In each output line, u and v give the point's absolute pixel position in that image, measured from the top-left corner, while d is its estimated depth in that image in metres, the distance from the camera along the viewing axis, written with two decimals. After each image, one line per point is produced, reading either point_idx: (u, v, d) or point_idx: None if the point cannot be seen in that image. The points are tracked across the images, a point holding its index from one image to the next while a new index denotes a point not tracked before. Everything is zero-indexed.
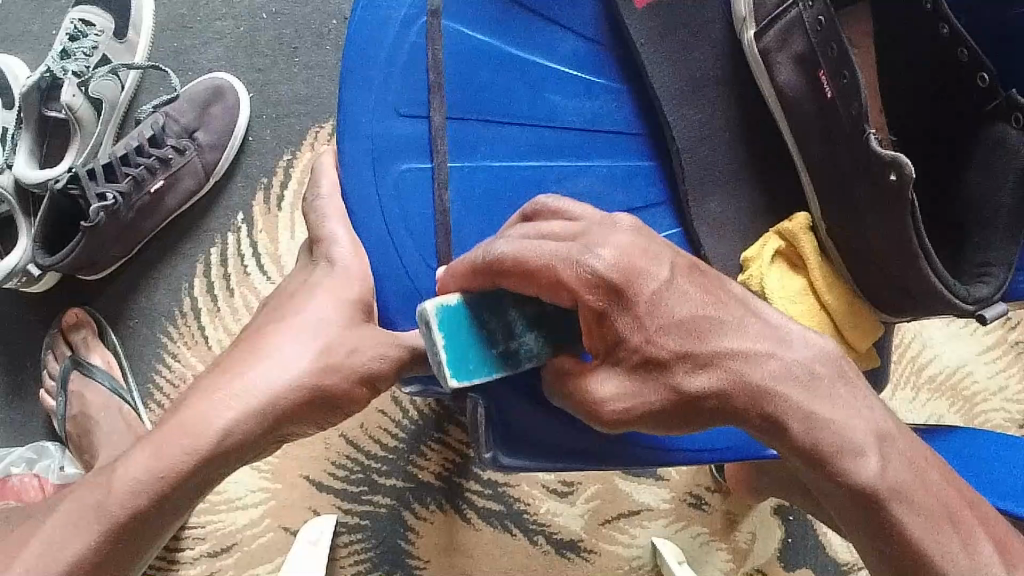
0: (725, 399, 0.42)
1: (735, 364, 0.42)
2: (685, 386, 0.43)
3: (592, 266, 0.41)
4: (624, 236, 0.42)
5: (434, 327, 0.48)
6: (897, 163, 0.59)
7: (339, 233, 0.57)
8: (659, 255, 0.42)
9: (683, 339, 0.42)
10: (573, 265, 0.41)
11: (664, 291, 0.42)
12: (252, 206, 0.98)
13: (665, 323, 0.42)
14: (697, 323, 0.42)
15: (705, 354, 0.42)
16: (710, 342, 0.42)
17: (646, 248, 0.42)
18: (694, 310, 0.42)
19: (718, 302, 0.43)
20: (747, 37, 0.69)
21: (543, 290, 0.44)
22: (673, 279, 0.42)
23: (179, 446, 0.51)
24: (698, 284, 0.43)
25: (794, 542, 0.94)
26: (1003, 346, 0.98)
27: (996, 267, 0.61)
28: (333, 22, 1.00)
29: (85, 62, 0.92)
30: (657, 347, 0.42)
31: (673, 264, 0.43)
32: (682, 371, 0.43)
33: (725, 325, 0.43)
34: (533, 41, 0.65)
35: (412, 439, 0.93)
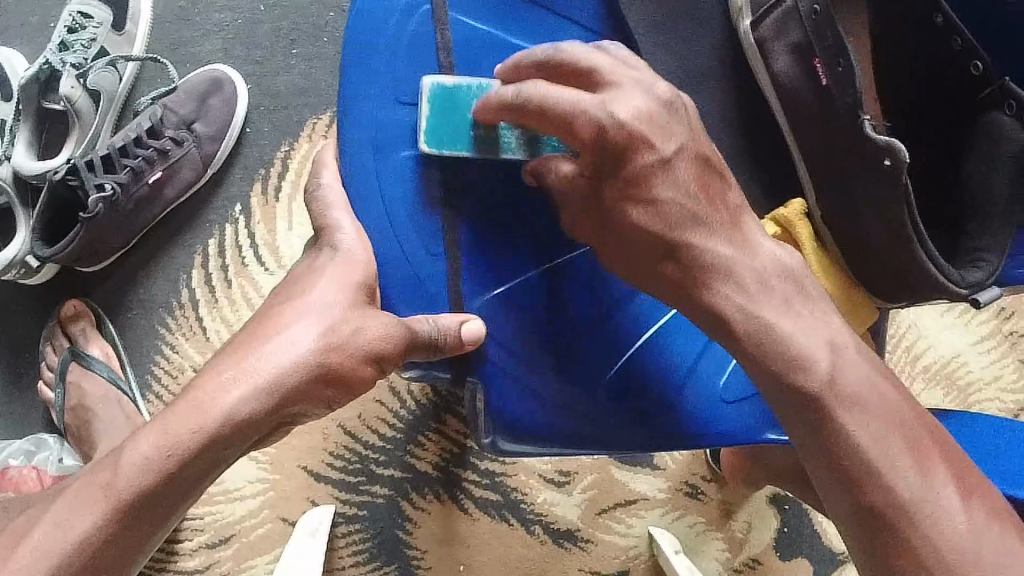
0: (677, 283, 0.51)
1: (693, 257, 0.51)
2: (654, 261, 0.52)
3: (604, 119, 0.50)
4: (642, 100, 0.51)
5: (426, 99, 0.59)
6: (892, 148, 0.59)
7: (344, 221, 0.58)
8: (673, 133, 0.51)
9: (659, 218, 0.51)
10: (588, 116, 0.50)
11: (657, 169, 0.51)
12: (250, 197, 0.98)
13: (647, 203, 0.52)
14: (671, 212, 0.51)
15: (672, 242, 0.51)
16: (682, 235, 0.51)
17: (661, 117, 0.51)
18: (680, 200, 0.51)
19: (708, 203, 0.51)
20: (744, 24, 0.72)
21: (553, 131, 0.52)
22: (674, 158, 0.51)
23: (186, 424, 0.51)
24: (692, 171, 0.52)
25: (789, 531, 0.95)
26: (997, 337, 0.99)
27: (990, 253, 0.60)
28: (331, 14, 1.00)
29: (84, 53, 0.93)
30: (638, 215, 0.52)
31: (681, 146, 0.52)
32: (651, 249, 0.52)
33: (704, 223, 0.51)
34: (534, 31, 0.65)
35: (409, 429, 0.93)
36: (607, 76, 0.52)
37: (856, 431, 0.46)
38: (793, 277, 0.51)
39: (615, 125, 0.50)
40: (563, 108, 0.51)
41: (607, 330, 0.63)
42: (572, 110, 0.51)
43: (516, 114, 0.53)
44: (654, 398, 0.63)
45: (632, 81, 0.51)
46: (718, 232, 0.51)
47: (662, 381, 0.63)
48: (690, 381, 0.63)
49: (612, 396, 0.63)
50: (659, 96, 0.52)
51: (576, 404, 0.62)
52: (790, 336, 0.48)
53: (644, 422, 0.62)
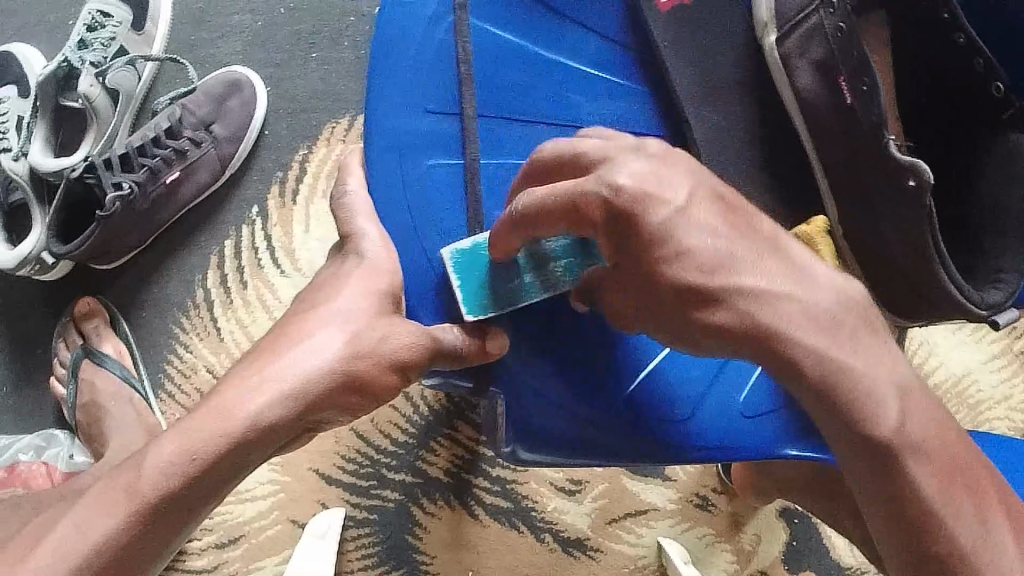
0: (738, 335, 0.46)
1: (743, 304, 0.45)
2: (695, 313, 0.46)
3: (605, 191, 0.45)
4: (639, 161, 0.46)
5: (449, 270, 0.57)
6: (916, 169, 0.60)
7: (368, 228, 0.58)
8: (679, 180, 0.46)
9: (699, 273, 0.45)
10: (591, 193, 0.45)
11: (677, 219, 0.45)
12: (266, 199, 0.98)
13: (681, 255, 0.45)
14: (708, 259, 0.45)
15: (710, 291, 0.45)
16: (723, 280, 0.45)
17: (662, 173, 0.46)
18: (713, 243, 0.45)
19: (743, 237, 0.46)
20: (769, 42, 0.68)
21: (563, 224, 0.48)
22: (689, 206, 0.46)
23: (211, 429, 0.51)
24: (715, 210, 0.46)
25: (797, 544, 0.95)
26: (1009, 355, 0.99)
27: (1008, 274, 0.61)
28: (352, 19, 1.01)
29: (103, 52, 0.95)
30: (676, 276, 0.45)
31: (693, 190, 0.46)
32: (691, 301, 0.46)
33: (741, 262, 0.46)
34: (554, 40, 0.65)
35: (422, 434, 0.93)
36: (596, 154, 0.47)
37: (887, 456, 0.46)
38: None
39: (618, 194, 0.45)
40: (560, 194, 0.46)
41: (625, 345, 0.63)
42: (570, 196, 0.46)
43: (528, 223, 0.49)
44: (671, 411, 0.63)
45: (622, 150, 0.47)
46: (756, 266, 0.46)
47: (679, 394, 0.64)
48: (708, 397, 0.64)
49: (629, 409, 0.63)
50: (651, 153, 0.47)
51: (593, 417, 0.62)
52: (846, 367, 0.46)
53: (661, 436, 0.63)
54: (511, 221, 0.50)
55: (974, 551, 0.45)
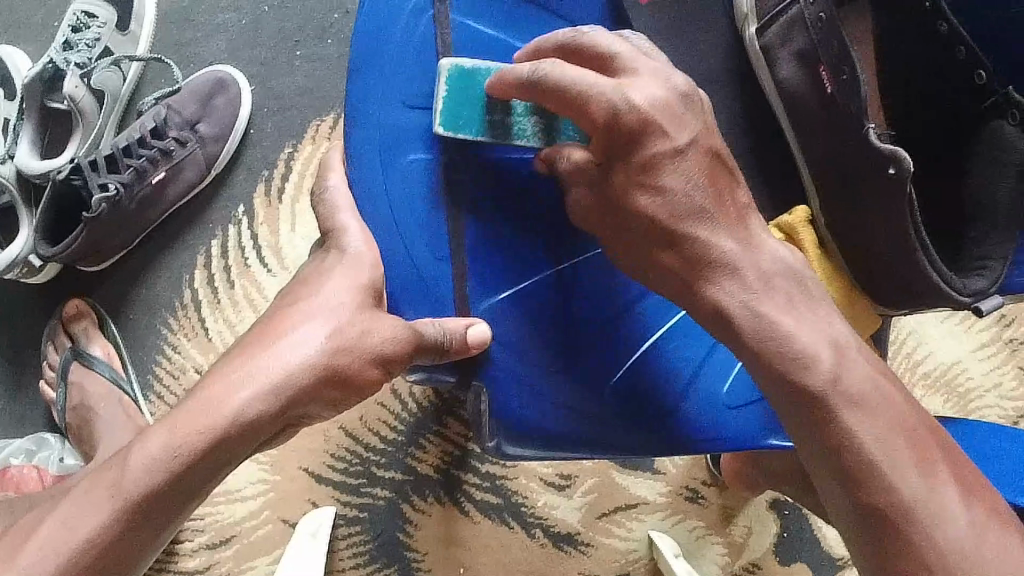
0: (681, 277, 0.52)
1: (695, 247, 0.51)
2: (654, 250, 0.53)
3: (620, 103, 0.49)
4: (656, 88, 0.51)
5: (443, 80, 0.58)
6: (897, 158, 0.60)
7: (350, 223, 0.58)
8: (685, 124, 0.51)
9: (666, 209, 0.51)
10: (604, 99, 0.49)
11: (668, 157, 0.51)
12: (253, 197, 0.98)
13: (654, 190, 0.51)
14: (679, 203, 0.51)
15: (674, 232, 0.51)
16: (685, 225, 0.51)
17: (677, 107, 0.51)
18: (686, 190, 0.51)
19: (716, 199, 0.52)
20: (749, 31, 0.71)
21: (564, 112, 0.51)
22: (685, 149, 0.51)
23: (193, 425, 0.51)
24: (701, 164, 0.52)
25: (789, 536, 0.95)
26: (998, 344, 0.99)
27: (994, 261, 0.60)
28: (336, 15, 1.00)
29: (88, 53, 0.94)
30: (640, 202, 0.52)
31: (693, 138, 0.52)
32: (652, 237, 0.52)
33: (710, 217, 0.51)
34: (537, 36, 0.66)
35: (411, 432, 0.93)
36: (627, 62, 0.51)
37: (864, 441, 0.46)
38: (795, 281, 0.51)
39: (630, 110, 0.50)
40: (579, 88, 0.49)
41: (618, 332, 0.65)
42: (587, 92, 0.49)
43: (531, 96, 0.51)
44: (661, 403, 0.64)
45: (649, 72, 0.51)
46: (718, 224, 0.52)
47: (669, 384, 0.64)
48: (697, 387, 0.65)
49: (619, 396, 0.64)
50: (674, 87, 0.51)
51: (584, 407, 0.62)
52: (791, 336, 0.49)
53: (649, 425, 0.63)
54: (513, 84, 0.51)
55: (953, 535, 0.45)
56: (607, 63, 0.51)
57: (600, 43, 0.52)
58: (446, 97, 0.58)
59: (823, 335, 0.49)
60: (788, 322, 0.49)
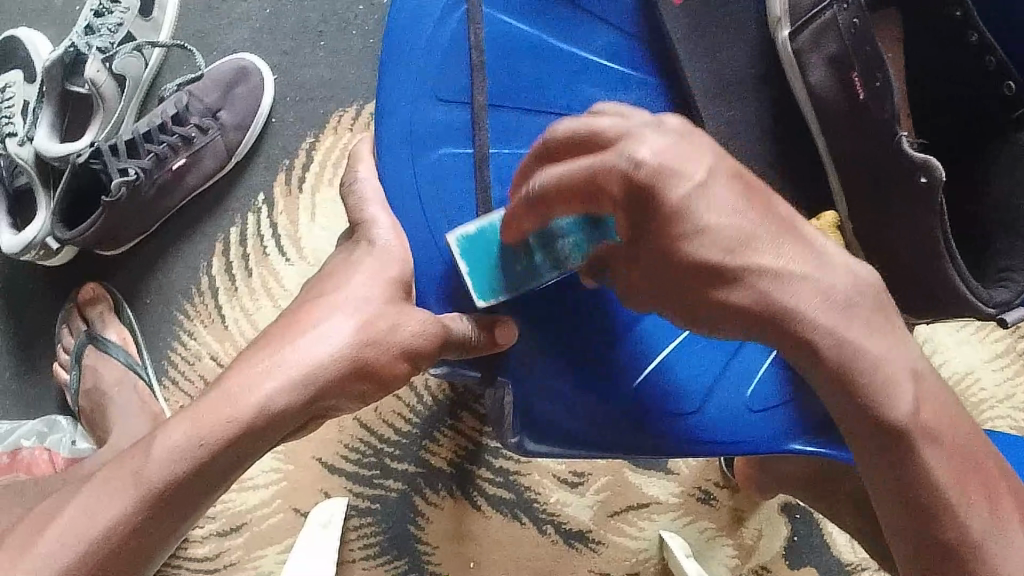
0: (756, 318, 0.44)
1: (764, 283, 0.43)
2: (716, 294, 0.44)
3: (627, 166, 0.41)
4: (659, 135, 0.42)
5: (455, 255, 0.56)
6: (928, 166, 0.60)
7: (380, 216, 0.57)
8: (697, 156, 0.42)
9: (722, 252, 0.43)
10: (613, 169, 0.42)
11: (695, 199, 0.42)
12: (273, 186, 0.98)
13: (699, 236, 0.42)
14: (730, 238, 0.43)
15: (735, 270, 0.43)
16: (745, 258, 0.43)
17: (683, 144, 0.42)
18: (732, 221, 0.42)
19: (762, 211, 0.43)
20: (781, 36, 0.69)
21: (586, 203, 0.45)
22: (709, 181, 0.42)
23: (219, 414, 0.51)
24: (733, 188, 0.43)
25: (799, 540, 0.95)
26: (1013, 355, 0.99)
27: (1017, 273, 0.61)
28: (360, 7, 1.00)
29: (110, 38, 0.94)
30: (695, 252, 0.43)
31: (712, 166, 0.42)
32: (707, 282, 0.44)
33: (762, 240, 0.43)
34: (567, 32, 0.65)
35: (425, 425, 0.93)
36: (615, 121, 0.43)
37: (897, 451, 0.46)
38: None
39: (642, 171, 0.41)
40: (587, 171, 0.43)
41: (631, 339, 0.63)
42: (591, 171, 0.43)
43: (551, 203, 0.46)
44: (676, 406, 0.63)
45: (641, 123, 0.43)
46: (770, 243, 0.44)
47: (683, 389, 0.64)
48: (714, 392, 0.64)
49: (635, 401, 0.63)
50: (672, 128, 0.43)
51: (603, 411, 0.62)
52: (861, 350, 0.44)
53: (669, 431, 0.63)
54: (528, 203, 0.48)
55: (984, 544, 0.45)
56: (593, 133, 0.43)
57: (581, 119, 0.44)
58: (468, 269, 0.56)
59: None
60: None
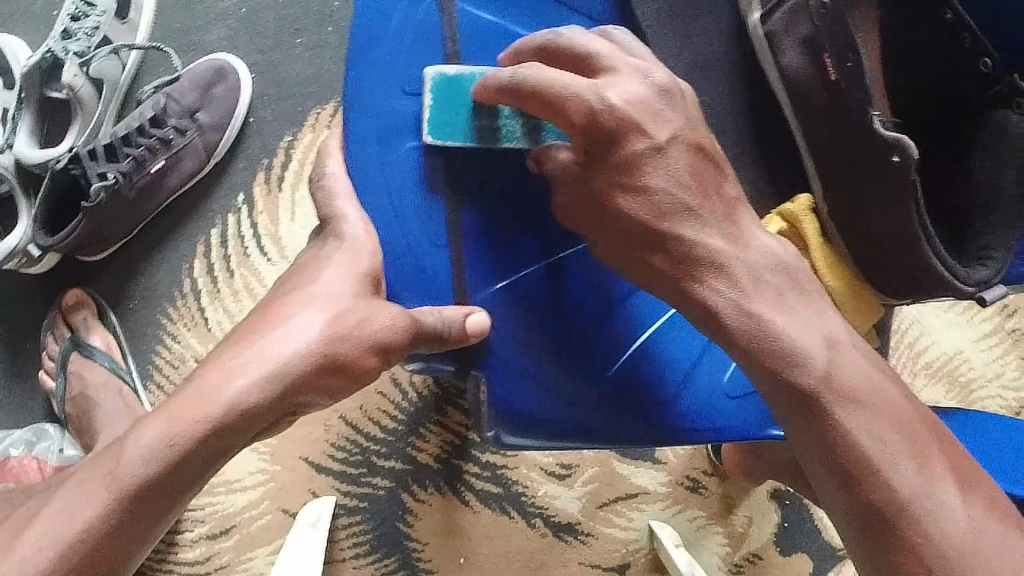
0: (678, 272, 0.51)
1: (688, 251, 0.50)
2: (644, 250, 0.52)
3: (596, 102, 0.50)
4: (634, 85, 0.51)
5: (426, 90, 0.58)
6: (901, 145, 0.60)
7: (347, 210, 0.58)
8: (667, 117, 0.51)
9: (651, 211, 0.51)
10: (581, 99, 0.50)
11: (649, 155, 0.51)
12: (253, 187, 0.98)
13: (637, 191, 0.51)
14: (664, 202, 0.51)
15: (663, 232, 0.51)
16: (673, 225, 0.51)
17: (654, 103, 0.51)
18: (671, 188, 0.51)
19: (704, 196, 0.51)
20: (753, 19, 0.71)
21: (549, 115, 0.52)
22: (667, 148, 0.51)
23: (191, 413, 0.51)
24: (687, 158, 0.52)
25: (790, 526, 0.95)
26: (1000, 334, 0.99)
27: (997, 250, 0.60)
28: (336, 4, 1.00)
29: (87, 42, 0.93)
30: (628, 206, 0.52)
31: (675, 134, 0.51)
32: (639, 237, 0.52)
33: (694, 215, 0.51)
34: (545, 22, 0.64)
35: (411, 421, 0.93)
36: (605, 62, 0.52)
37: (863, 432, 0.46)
38: (793, 271, 0.50)
39: (605, 109, 0.50)
40: (556, 90, 0.50)
41: (620, 315, 0.64)
42: (565, 89, 0.51)
43: (512, 98, 0.52)
44: (658, 392, 0.63)
45: (628, 69, 0.52)
46: (710, 220, 0.51)
47: (666, 373, 0.63)
48: (695, 375, 0.64)
49: (617, 387, 0.63)
50: (654, 82, 0.52)
51: (578, 396, 0.62)
52: (790, 327, 0.48)
53: (644, 417, 0.62)
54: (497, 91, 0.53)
55: None
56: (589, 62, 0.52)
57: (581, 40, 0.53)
58: (432, 108, 0.58)
59: (821, 324, 0.49)
60: (784, 311, 0.49)
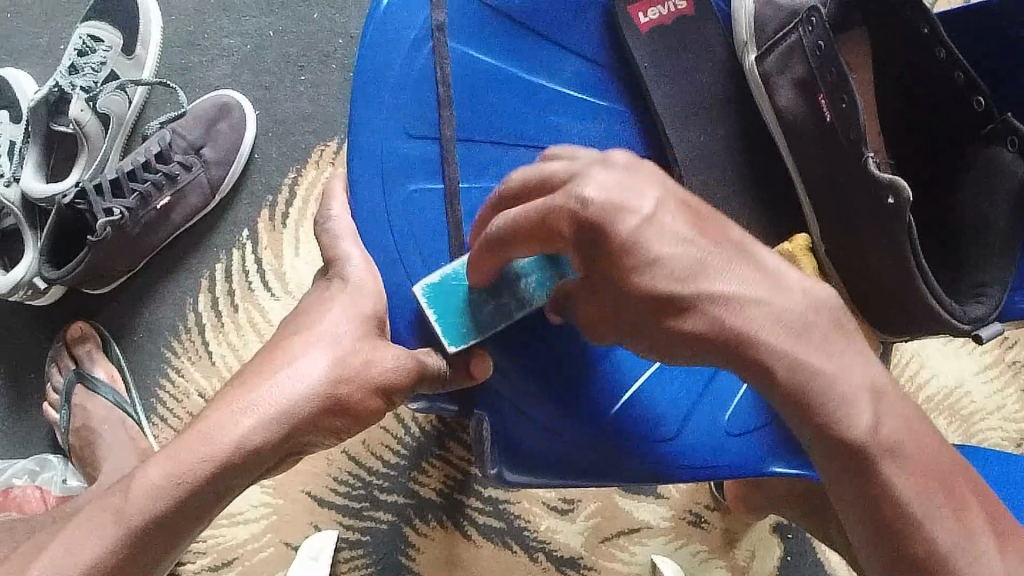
0: (712, 340, 0.45)
1: (717, 310, 0.44)
2: (671, 323, 0.45)
3: (574, 205, 0.44)
4: (607, 173, 0.45)
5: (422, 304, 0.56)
6: (895, 186, 0.60)
7: (353, 252, 0.58)
8: (643, 188, 0.44)
9: (674, 281, 0.44)
10: (560, 210, 0.44)
11: (645, 228, 0.44)
12: (257, 222, 0.99)
13: (649, 266, 0.44)
14: (679, 266, 0.44)
15: (687, 300, 0.44)
16: (696, 287, 0.44)
17: (627, 181, 0.44)
18: (681, 252, 0.44)
19: (710, 247, 0.44)
20: (749, 61, 0.69)
21: (540, 243, 0.47)
22: (656, 212, 0.44)
23: (196, 454, 0.51)
24: (682, 216, 0.44)
25: (792, 559, 0.95)
26: (1001, 365, 0.99)
27: (992, 288, 0.61)
28: (340, 41, 1.01)
29: (93, 76, 0.97)
30: (649, 283, 0.44)
31: (658, 197, 0.44)
32: (666, 314, 0.44)
33: (712, 268, 0.44)
34: (535, 61, 0.66)
35: (413, 456, 0.93)
36: (564, 169, 0.46)
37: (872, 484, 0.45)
38: None
39: (586, 208, 0.44)
40: (538, 211, 0.45)
41: (611, 362, 0.64)
42: (542, 211, 0.45)
43: (504, 246, 0.49)
44: (657, 432, 0.63)
45: (590, 165, 0.45)
46: (726, 271, 0.44)
47: (663, 415, 0.64)
48: (692, 416, 0.64)
49: (615, 427, 0.63)
50: (619, 164, 0.45)
51: (575, 434, 0.62)
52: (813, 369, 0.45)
53: (644, 456, 0.62)
54: (484, 247, 0.50)
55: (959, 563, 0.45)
56: (547, 180, 0.46)
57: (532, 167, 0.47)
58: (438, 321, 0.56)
59: None
60: None
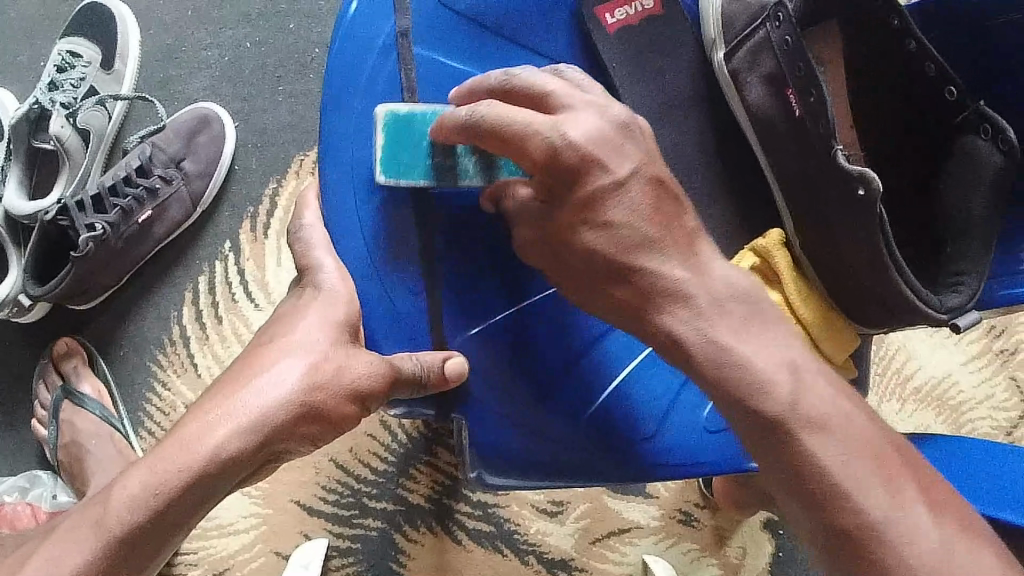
0: (638, 304, 0.51)
1: (648, 279, 0.50)
2: (610, 284, 0.52)
3: (557, 140, 0.49)
4: (596, 122, 0.50)
5: (379, 128, 0.58)
6: (865, 177, 0.60)
7: (325, 261, 0.58)
8: (624, 151, 0.51)
9: (614, 245, 0.51)
10: (542, 137, 0.49)
11: (610, 193, 0.50)
12: (239, 234, 0.99)
13: (600, 225, 0.51)
14: (626, 236, 0.51)
15: (623, 265, 0.51)
16: (634, 258, 0.51)
17: (612, 138, 0.50)
18: (631, 223, 0.50)
19: (663, 224, 0.51)
20: (718, 58, 0.69)
21: (507, 151, 0.51)
22: (628, 182, 0.50)
23: (173, 465, 0.51)
24: (648, 194, 0.51)
25: (784, 555, 0.95)
26: (988, 355, 0.99)
27: (969, 276, 0.61)
28: (317, 50, 1.01)
29: (73, 93, 0.95)
30: (590, 242, 0.52)
31: (636, 167, 0.51)
32: (604, 270, 0.52)
33: (658, 244, 0.50)
34: (505, 65, 0.66)
35: (401, 462, 0.93)
36: (561, 98, 0.51)
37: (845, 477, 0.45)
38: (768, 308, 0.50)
39: (567, 147, 0.49)
40: (521, 124, 0.50)
41: (592, 360, 0.64)
42: (524, 127, 0.50)
43: (474, 138, 0.52)
44: (638, 429, 0.63)
45: (584, 105, 0.51)
46: (674, 251, 0.51)
47: (645, 411, 0.63)
48: (674, 410, 0.64)
49: (596, 427, 0.63)
50: (612, 118, 0.51)
51: (555, 436, 0.62)
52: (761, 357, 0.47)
53: (625, 456, 0.62)
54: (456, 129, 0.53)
55: None
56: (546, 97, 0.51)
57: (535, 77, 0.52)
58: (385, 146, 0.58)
59: (780, 359, 0.47)
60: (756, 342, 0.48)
